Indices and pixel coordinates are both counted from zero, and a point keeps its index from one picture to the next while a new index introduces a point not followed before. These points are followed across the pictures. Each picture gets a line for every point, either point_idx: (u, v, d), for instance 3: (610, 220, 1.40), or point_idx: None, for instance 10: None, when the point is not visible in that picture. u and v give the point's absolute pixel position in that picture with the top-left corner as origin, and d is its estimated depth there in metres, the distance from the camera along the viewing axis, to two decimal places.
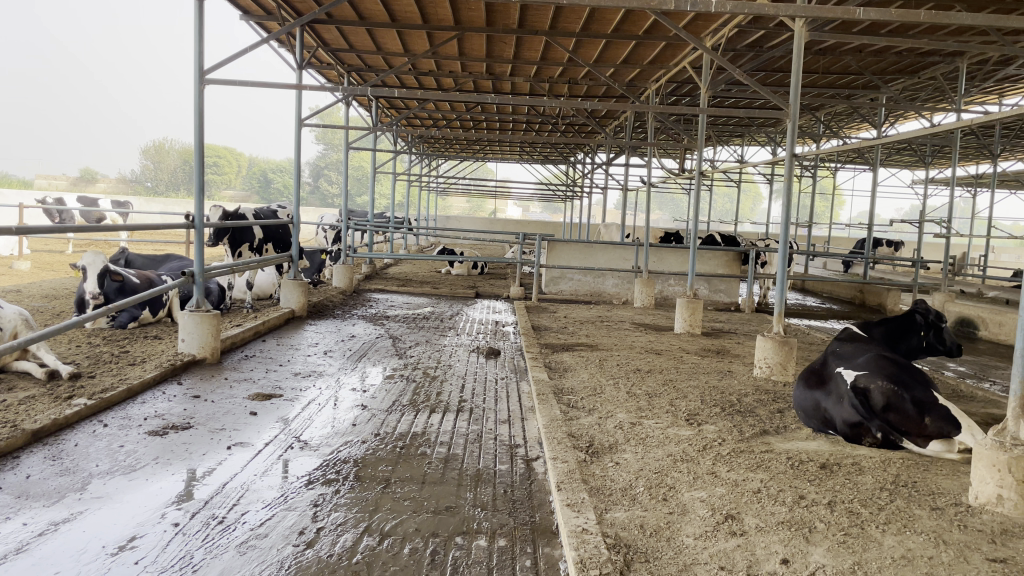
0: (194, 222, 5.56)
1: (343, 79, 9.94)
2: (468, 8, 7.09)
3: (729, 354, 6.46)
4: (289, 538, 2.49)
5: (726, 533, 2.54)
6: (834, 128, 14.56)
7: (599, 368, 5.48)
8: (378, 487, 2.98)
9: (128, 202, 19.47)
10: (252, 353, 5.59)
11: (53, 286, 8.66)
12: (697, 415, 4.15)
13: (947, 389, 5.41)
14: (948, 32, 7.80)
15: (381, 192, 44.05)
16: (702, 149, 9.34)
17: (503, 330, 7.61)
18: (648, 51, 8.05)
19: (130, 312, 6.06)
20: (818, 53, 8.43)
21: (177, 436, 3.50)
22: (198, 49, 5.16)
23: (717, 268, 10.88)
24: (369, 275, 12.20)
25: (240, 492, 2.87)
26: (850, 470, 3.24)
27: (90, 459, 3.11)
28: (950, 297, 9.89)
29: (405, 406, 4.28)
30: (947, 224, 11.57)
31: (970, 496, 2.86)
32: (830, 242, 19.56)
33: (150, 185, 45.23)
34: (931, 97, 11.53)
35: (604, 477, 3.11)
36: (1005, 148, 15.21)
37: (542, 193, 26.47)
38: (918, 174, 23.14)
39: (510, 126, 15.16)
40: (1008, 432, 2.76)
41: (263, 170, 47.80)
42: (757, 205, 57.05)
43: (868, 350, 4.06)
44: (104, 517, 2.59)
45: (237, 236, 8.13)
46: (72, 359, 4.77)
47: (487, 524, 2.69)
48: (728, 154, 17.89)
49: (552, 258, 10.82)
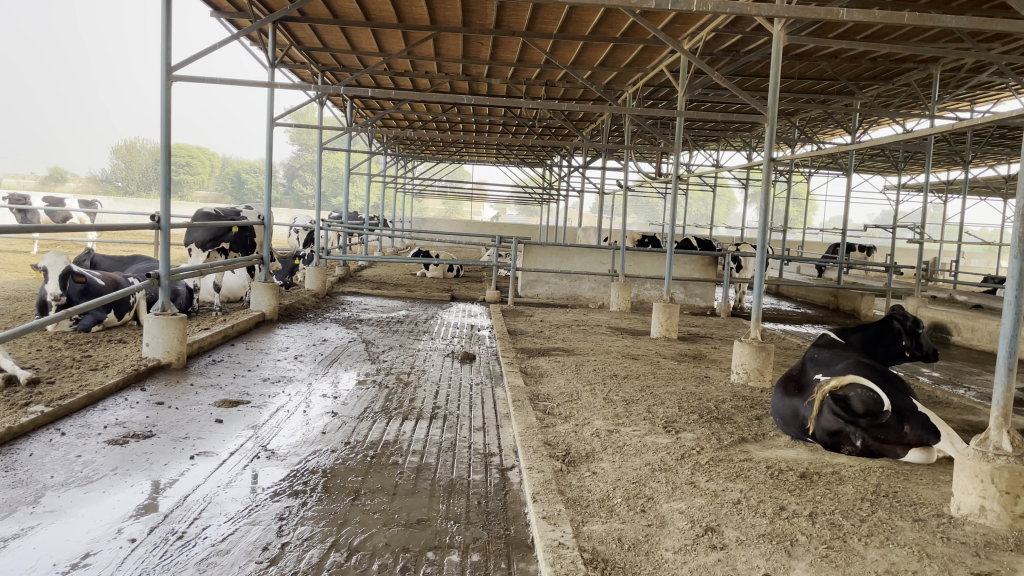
0: (161, 223, 5.37)
1: (316, 78, 9.80)
2: (444, 7, 6.99)
3: (706, 359, 6.42)
4: (252, 555, 2.37)
5: (707, 547, 2.47)
6: (808, 132, 14.66)
7: (574, 374, 5.40)
8: (348, 499, 2.87)
9: (97, 203, 19.04)
10: (220, 358, 5.45)
11: (16, 288, 8.39)
12: (674, 423, 4.07)
13: (924, 395, 5.40)
14: (923, 39, 7.81)
15: (357, 194, 43.93)
16: (678, 154, 9.29)
17: (478, 334, 7.50)
18: (625, 53, 8.01)
19: (94, 315, 5.88)
20: (794, 58, 8.46)
21: (138, 445, 3.36)
22: (165, 45, 5.01)
23: (693, 272, 10.88)
24: (343, 277, 12.04)
25: (202, 504, 2.75)
26: (830, 479, 3.19)
27: (45, 470, 2.98)
28: (924, 303, 9.97)
29: (377, 413, 4.17)
30: (921, 229, 11.51)
31: (952, 507, 2.81)
32: (804, 246, 19.78)
33: (121, 185, 44.60)
34: (903, 105, 11.64)
35: (580, 487, 3.02)
36: (975, 155, 15.43)
37: (519, 196, 26.47)
38: (890, 180, 23.53)
39: (486, 129, 15.09)
40: (990, 441, 2.72)
41: (237, 172, 47.36)
42: (732, 209, 57.77)
43: (847, 356, 4.00)
44: (57, 532, 2.46)
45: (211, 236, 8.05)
46: (31, 364, 4.59)
47: (461, 537, 2.59)
48: (705, 159, 18.00)
49: (528, 261, 10.79)
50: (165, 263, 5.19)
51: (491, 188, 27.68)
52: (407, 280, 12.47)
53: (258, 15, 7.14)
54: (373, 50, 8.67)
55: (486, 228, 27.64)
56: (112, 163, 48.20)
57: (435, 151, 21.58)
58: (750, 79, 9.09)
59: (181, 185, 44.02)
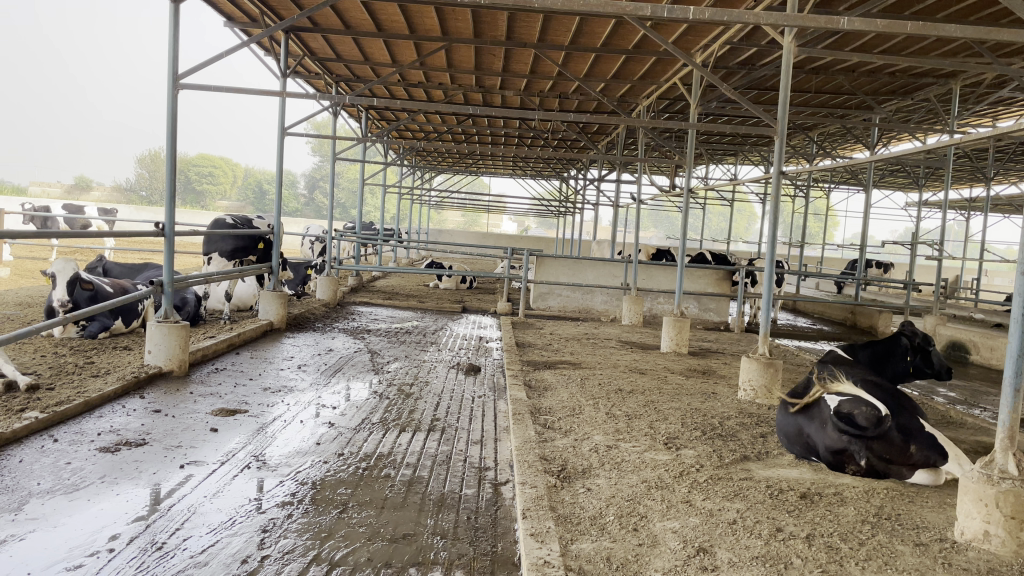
0: (166, 230, 5.35)
1: (331, 88, 9.84)
2: (456, 19, 6.98)
3: (715, 375, 6.33)
4: (230, 567, 2.33)
5: (698, 568, 2.39)
6: (827, 147, 14.50)
7: (579, 387, 5.32)
8: (334, 512, 2.83)
9: (116, 211, 19.20)
10: (223, 367, 5.43)
11: (28, 294, 8.45)
12: (676, 439, 4.00)
13: (936, 415, 5.28)
14: (940, 53, 7.70)
15: (375, 205, 44.12)
16: (692, 167, 9.19)
17: (486, 346, 7.44)
18: (639, 66, 7.97)
19: (102, 321, 5.91)
20: (810, 72, 8.39)
21: (129, 453, 3.34)
22: (172, 53, 5.03)
23: (706, 286, 10.76)
24: (355, 287, 12.05)
25: (186, 515, 2.71)
26: (831, 500, 3.10)
27: (31, 478, 2.96)
28: (943, 321, 9.80)
29: (374, 425, 4.12)
30: (940, 246, 11.31)
31: (956, 532, 2.72)
32: (823, 262, 19.59)
33: (144, 194, 45.21)
34: (922, 120, 11.49)
35: (573, 504, 2.95)
36: (998, 172, 15.22)
37: (536, 209, 26.43)
38: (911, 197, 23.32)
39: (501, 141, 15.09)
40: (996, 464, 2.61)
41: (258, 182, 47.75)
42: (752, 224, 57.48)
43: (853, 374, 3.91)
44: (36, 541, 2.43)
45: (235, 245, 8.05)
46: (33, 369, 4.60)
47: (446, 554, 2.53)
48: (722, 172, 17.89)
49: (540, 274, 10.74)
50: (169, 270, 5.17)
51: (508, 201, 27.67)
52: (419, 292, 12.44)
53: (270, 24, 7.18)
54: (386, 60, 8.68)
55: (503, 240, 27.63)
56: (135, 173, 48.74)
57: (452, 163, 21.66)
58: (766, 92, 9.01)
59: (202, 194, 44.47)
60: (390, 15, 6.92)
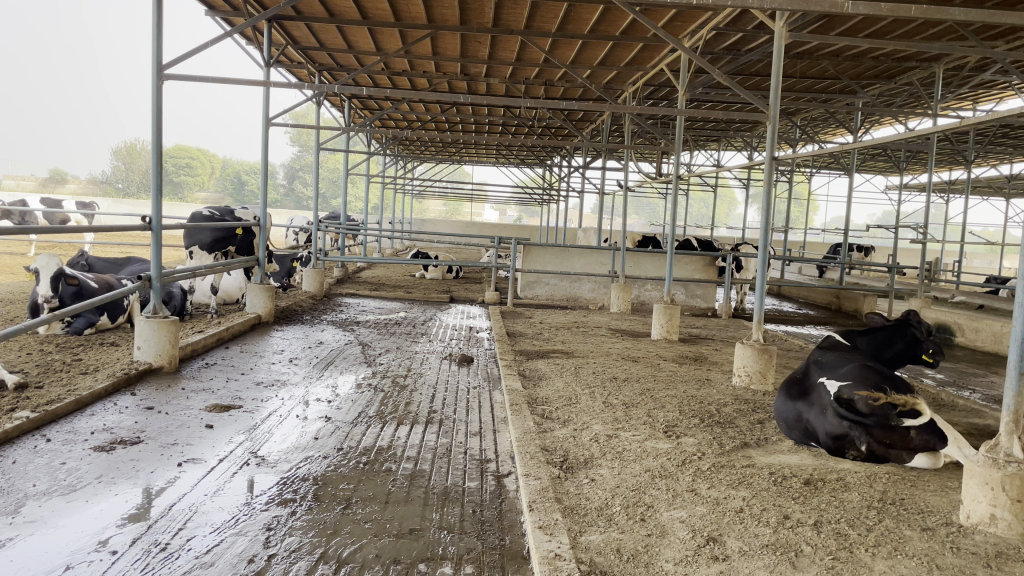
0: (152, 224, 5.26)
1: (314, 76, 9.72)
2: (441, 5, 6.91)
3: (707, 361, 6.33)
4: (237, 567, 2.29)
5: (708, 558, 2.38)
6: (810, 131, 14.53)
7: (573, 376, 5.31)
8: (338, 508, 2.79)
9: (95, 203, 18.85)
10: (213, 362, 5.36)
11: (8, 290, 8.28)
12: (675, 428, 3.98)
13: (928, 398, 5.30)
14: (925, 37, 7.71)
15: (356, 194, 43.79)
16: (678, 153, 9.18)
17: (477, 336, 7.40)
18: (625, 52, 7.93)
19: (88, 317, 5.81)
20: (795, 56, 8.39)
21: (125, 452, 3.28)
22: (156, 44, 4.93)
23: (694, 272, 10.77)
24: (341, 279, 11.95)
25: (188, 514, 2.67)
26: (836, 486, 3.10)
27: (26, 479, 2.89)
28: (927, 304, 9.86)
29: (371, 418, 4.09)
30: (923, 229, 11.22)
31: (962, 515, 2.73)
32: (806, 245, 19.69)
33: (120, 186, 44.52)
34: (903, 104, 11.54)
35: (578, 495, 2.93)
36: (979, 154, 15.31)
37: (519, 197, 26.40)
38: (892, 181, 23.47)
39: (485, 129, 15.02)
40: (1001, 448, 2.63)
41: (237, 173, 47.24)
42: (732, 209, 57.73)
43: (851, 359, 3.91)
44: (35, 544, 2.37)
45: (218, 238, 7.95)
46: (20, 368, 4.51)
47: (454, 549, 2.50)
48: (706, 159, 17.90)
49: (527, 262, 10.65)
50: (157, 265, 5.09)
51: (491, 189, 27.61)
52: (405, 282, 12.35)
53: (253, 13, 7.07)
54: (370, 49, 8.59)
55: (486, 228, 27.54)
56: (112, 165, 48.02)
57: (434, 152, 21.54)
58: (752, 77, 9.00)
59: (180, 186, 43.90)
60: (374, 2, 6.83)
